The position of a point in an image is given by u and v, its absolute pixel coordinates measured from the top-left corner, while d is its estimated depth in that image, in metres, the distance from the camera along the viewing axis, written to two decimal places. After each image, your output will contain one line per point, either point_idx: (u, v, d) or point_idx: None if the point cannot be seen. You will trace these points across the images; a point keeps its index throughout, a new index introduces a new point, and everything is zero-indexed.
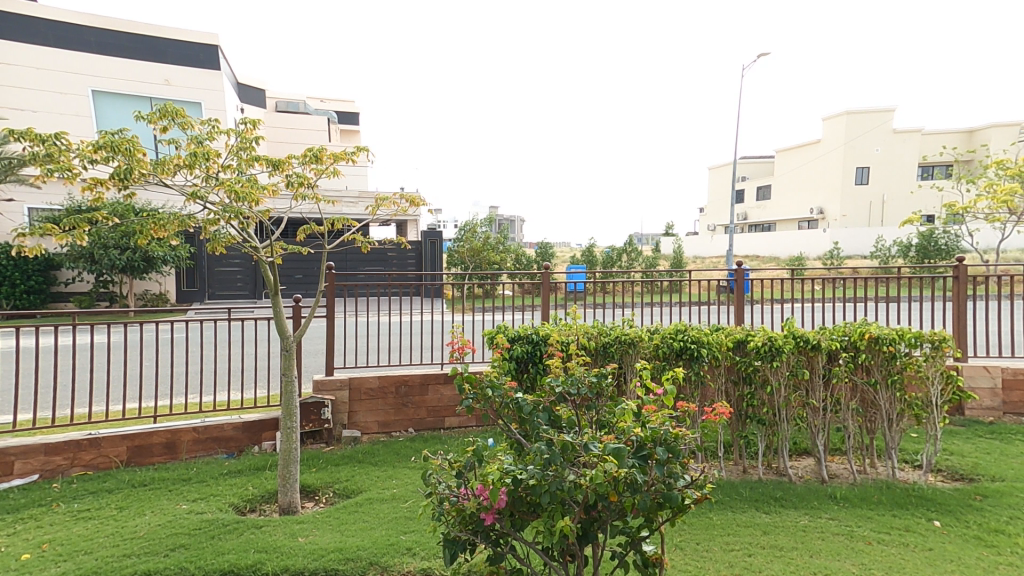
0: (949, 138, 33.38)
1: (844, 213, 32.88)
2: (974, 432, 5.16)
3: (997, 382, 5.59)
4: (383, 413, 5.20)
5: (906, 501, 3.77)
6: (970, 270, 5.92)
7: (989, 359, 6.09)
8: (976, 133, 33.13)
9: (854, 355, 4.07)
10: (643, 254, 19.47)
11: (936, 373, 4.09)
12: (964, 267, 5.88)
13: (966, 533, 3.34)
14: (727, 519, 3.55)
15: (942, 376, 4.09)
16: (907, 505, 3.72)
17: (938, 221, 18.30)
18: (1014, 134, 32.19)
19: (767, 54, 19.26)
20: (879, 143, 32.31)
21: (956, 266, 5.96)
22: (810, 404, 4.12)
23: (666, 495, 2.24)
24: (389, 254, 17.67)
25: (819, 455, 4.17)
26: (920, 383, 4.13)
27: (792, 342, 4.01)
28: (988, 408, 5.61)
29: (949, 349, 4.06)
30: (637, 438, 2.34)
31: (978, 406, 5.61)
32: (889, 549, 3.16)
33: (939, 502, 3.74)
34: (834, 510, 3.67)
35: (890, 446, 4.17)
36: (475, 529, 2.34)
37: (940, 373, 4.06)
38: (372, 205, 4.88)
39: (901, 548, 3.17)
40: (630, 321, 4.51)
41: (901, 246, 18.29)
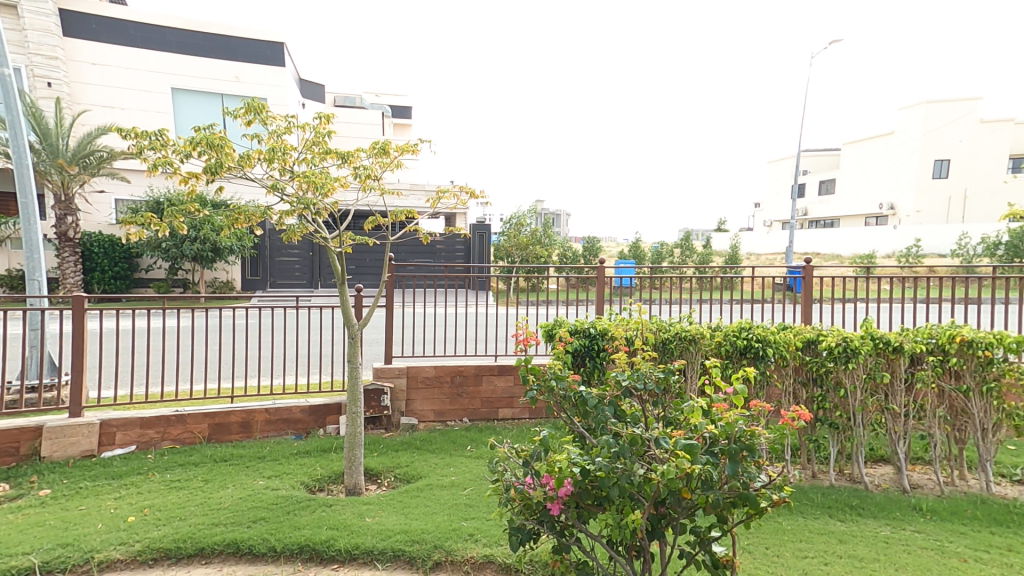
0: None
1: (918, 209, 30.77)
2: None
3: None
4: (439, 402, 5.30)
5: (1006, 519, 3.52)
6: None
7: None
8: None
9: (942, 359, 3.80)
10: (696, 249, 18.98)
11: None
12: None
13: None
14: (799, 525, 3.43)
15: None
16: (1006, 522, 3.48)
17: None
18: None
19: (839, 40, 18.12)
20: (962, 133, 30.15)
21: None
22: (890, 409, 3.90)
23: (742, 495, 2.21)
24: (438, 246, 17.94)
25: (900, 464, 3.95)
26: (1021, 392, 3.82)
27: (870, 343, 3.80)
28: None
29: None
30: (710, 434, 2.32)
31: None
32: (989, 569, 2.96)
33: None
34: (920, 523, 3.48)
35: (983, 458, 3.90)
36: (540, 519, 2.39)
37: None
38: (433, 198, 4.95)
39: (1003, 569, 2.95)
40: (690, 318, 4.41)
41: (987, 243, 17.03)
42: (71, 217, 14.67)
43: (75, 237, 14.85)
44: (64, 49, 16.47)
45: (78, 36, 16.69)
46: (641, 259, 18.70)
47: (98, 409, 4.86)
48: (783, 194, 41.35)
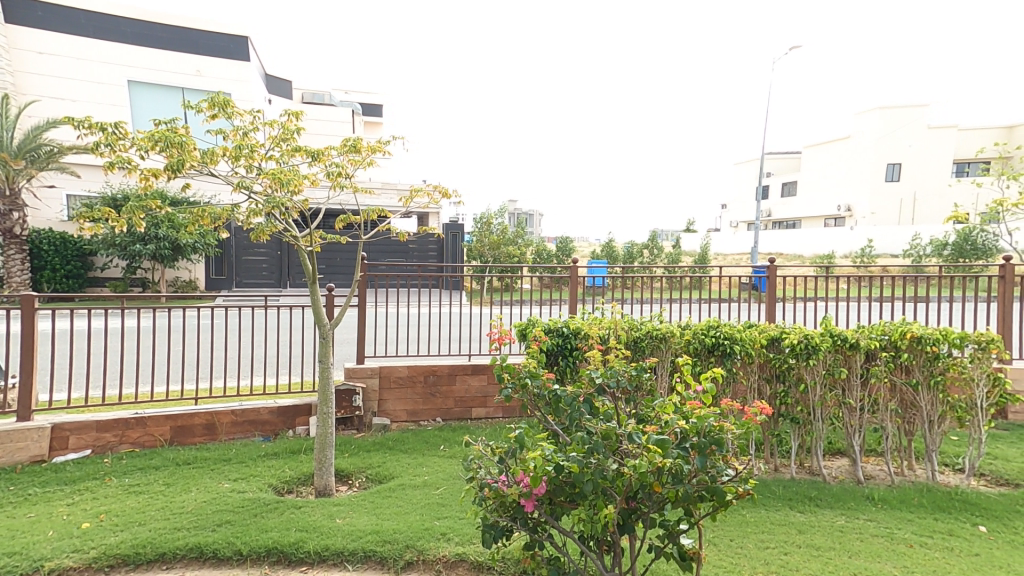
0: (983, 135, 32.68)
1: (872, 211, 32.16)
2: (1018, 437, 5.01)
3: None
4: (412, 402, 5.27)
5: (948, 505, 3.74)
6: (1017, 270, 5.77)
7: None
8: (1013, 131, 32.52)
9: (894, 355, 4.01)
10: (667, 249, 19.36)
11: (981, 375, 3.98)
12: (1011, 266, 5.73)
13: (1013, 540, 3.30)
14: (761, 517, 3.55)
15: (988, 377, 3.99)
16: (949, 509, 3.69)
17: (972, 220, 17.81)
18: None
19: (798, 48, 18.89)
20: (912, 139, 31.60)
21: (1001, 265, 5.82)
22: (846, 404, 4.08)
23: (709, 488, 2.31)
24: (411, 246, 17.82)
25: (854, 456, 4.14)
26: (963, 386, 4.05)
27: (829, 340, 3.97)
28: None
29: (996, 351, 3.95)
30: (680, 430, 2.41)
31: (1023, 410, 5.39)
32: (932, 553, 3.14)
33: (982, 507, 3.70)
34: (872, 512, 3.65)
35: (929, 449, 4.12)
36: (514, 516, 2.43)
37: (986, 375, 3.95)
38: (405, 196, 4.92)
39: (945, 553, 3.14)
40: (660, 316, 4.50)
41: (935, 244, 17.86)
42: (17, 212, 13.93)
43: (21, 233, 14.10)
44: (7, 37, 15.66)
45: (25, 24, 15.92)
46: (612, 258, 18.94)
47: (50, 412, 4.66)
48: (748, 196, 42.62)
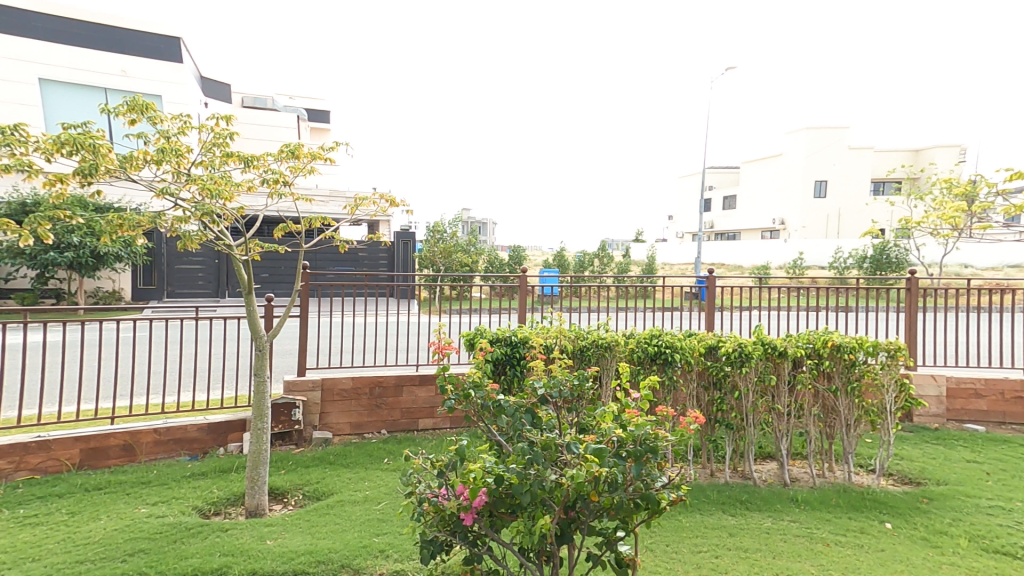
0: (899, 155, 35.51)
1: (803, 225, 34.24)
2: (921, 438, 5.42)
3: (942, 390, 5.83)
4: (357, 415, 5.15)
5: (862, 504, 3.99)
6: (921, 283, 6.26)
7: (941, 368, 6.35)
8: (922, 152, 35.59)
9: (817, 362, 4.25)
10: (615, 259, 19.86)
11: (891, 382, 4.31)
12: (916, 279, 6.23)
13: (914, 535, 3.56)
14: (695, 521, 3.67)
15: (896, 386, 4.32)
16: (862, 508, 3.94)
17: (889, 234, 19.24)
18: (956, 154, 34.65)
19: (734, 67, 19.98)
20: (837, 158, 33.87)
21: (908, 279, 6.31)
22: (776, 409, 4.29)
23: (644, 495, 2.35)
24: (360, 254, 17.53)
25: (782, 459, 4.35)
26: (876, 391, 4.34)
27: (760, 349, 4.17)
28: (935, 415, 5.84)
29: (903, 358, 4.27)
30: (618, 438, 2.45)
31: (925, 413, 5.82)
32: (845, 550, 3.34)
33: (890, 505, 3.97)
34: (795, 513, 3.85)
35: (847, 451, 4.38)
36: (453, 530, 2.39)
37: (895, 381, 4.30)
38: (351, 205, 4.80)
39: (856, 549, 3.35)
40: (606, 325, 4.60)
41: (856, 257, 19.18)
42: None
43: None
44: None
45: None
46: (563, 267, 19.21)
47: None
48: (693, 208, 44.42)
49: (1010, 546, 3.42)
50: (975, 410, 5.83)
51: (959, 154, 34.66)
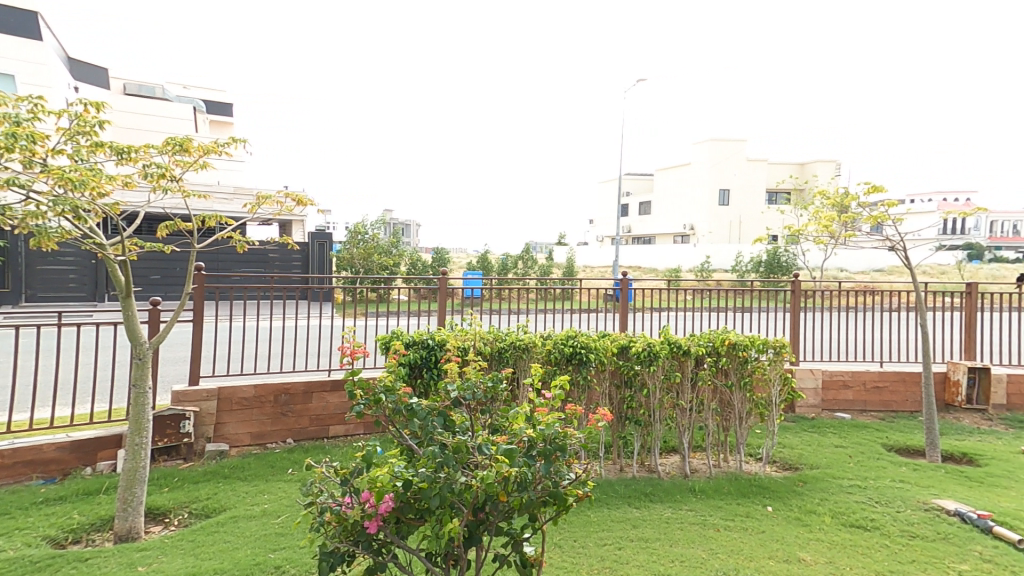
0: (790, 168, 39.20)
1: (710, 230, 36.84)
2: (801, 427, 5.95)
3: (818, 382, 6.44)
4: (258, 424, 4.82)
5: (748, 491, 4.29)
6: (805, 284, 6.87)
7: (820, 363, 7.02)
8: (807, 166, 39.57)
9: (716, 359, 4.54)
10: (538, 262, 20.21)
11: (776, 375, 4.65)
12: (799, 281, 6.83)
13: (790, 515, 3.89)
14: (603, 516, 3.77)
15: (780, 377, 4.66)
16: (749, 494, 4.24)
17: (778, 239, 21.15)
18: (834, 169, 38.89)
19: (644, 79, 21.19)
20: (737, 170, 36.77)
21: (793, 280, 6.92)
22: (679, 405, 4.52)
23: (552, 492, 2.35)
24: (270, 255, 16.63)
25: (685, 452, 4.58)
26: (764, 384, 4.68)
27: (667, 348, 4.39)
28: (812, 405, 6.43)
29: (787, 354, 4.65)
30: (528, 438, 2.44)
31: (805, 403, 6.40)
32: (733, 534, 3.58)
33: (772, 490, 4.30)
34: (693, 502, 4.06)
35: (739, 441, 4.69)
36: (357, 539, 2.26)
37: (779, 375, 4.64)
38: (252, 203, 4.44)
39: (742, 533, 3.60)
40: (524, 327, 4.62)
41: (754, 262, 20.88)
42: None
43: None
44: None
45: None
46: (488, 270, 19.24)
47: None
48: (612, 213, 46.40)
49: (867, 520, 3.84)
50: (844, 400, 6.49)
51: (837, 169, 38.94)
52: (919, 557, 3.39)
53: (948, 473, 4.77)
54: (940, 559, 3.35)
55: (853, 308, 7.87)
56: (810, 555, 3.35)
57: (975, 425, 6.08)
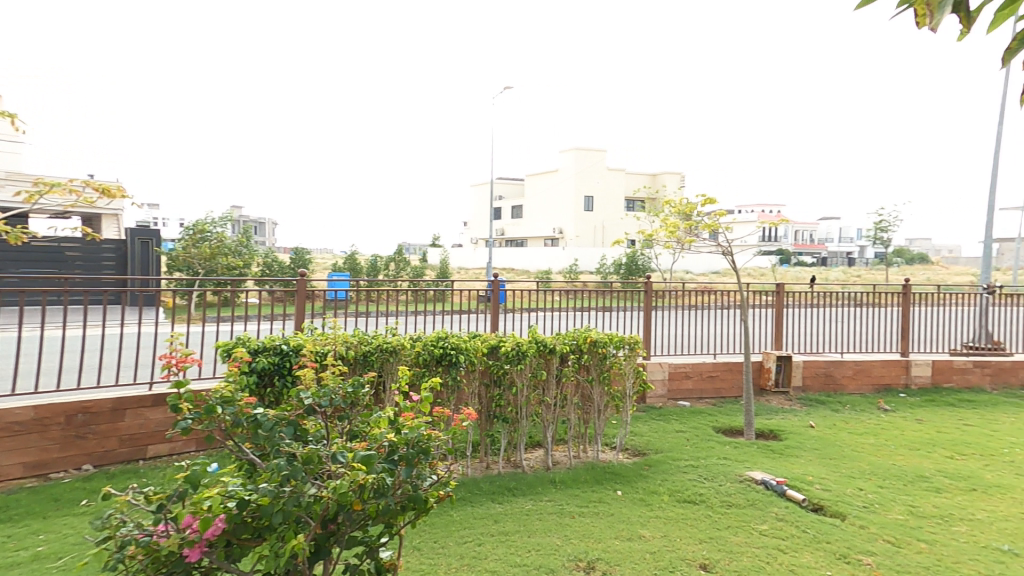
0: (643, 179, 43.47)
1: (577, 234, 39.41)
2: (649, 416, 6.55)
3: (667, 374, 7.15)
4: (48, 451, 4.35)
5: (602, 477, 4.60)
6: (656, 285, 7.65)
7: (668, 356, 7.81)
8: (658, 177, 44.11)
9: (579, 356, 4.79)
10: (411, 263, 19.83)
11: (631, 369, 5.03)
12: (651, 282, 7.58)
13: (635, 497, 4.27)
14: (466, 513, 3.82)
15: (634, 371, 5.04)
16: (602, 480, 4.56)
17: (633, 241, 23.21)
18: (679, 180, 43.87)
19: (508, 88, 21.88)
20: (599, 178, 39.78)
21: (646, 281, 7.67)
22: (545, 401, 4.69)
23: (411, 496, 2.23)
24: (76, 255, 14.18)
25: (548, 446, 4.76)
26: (620, 378, 5.03)
27: (534, 347, 4.54)
28: (660, 395, 7.13)
29: (640, 350, 5.04)
30: (390, 442, 2.28)
31: (654, 394, 7.08)
32: (586, 519, 3.84)
33: (622, 475, 4.66)
34: (552, 493, 4.26)
35: (598, 432, 5.00)
36: (173, 571, 1.95)
37: (633, 369, 5.02)
38: (31, 192, 3.53)
39: (593, 517, 3.87)
40: (393, 330, 4.44)
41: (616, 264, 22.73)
42: None
43: None
44: None
45: None
46: (357, 271, 18.46)
47: None
48: (485, 215, 47.42)
49: (696, 495, 4.34)
50: (685, 389, 7.28)
51: (681, 180, 44.00)
52: (732, 522, 3.93)
53: (758, 448, 5.56)
54: (747, 523, 3.93)
55: (694, 305, 8.87)
56: (648, 531, 3.72)
57: (780, 405, 7.22)
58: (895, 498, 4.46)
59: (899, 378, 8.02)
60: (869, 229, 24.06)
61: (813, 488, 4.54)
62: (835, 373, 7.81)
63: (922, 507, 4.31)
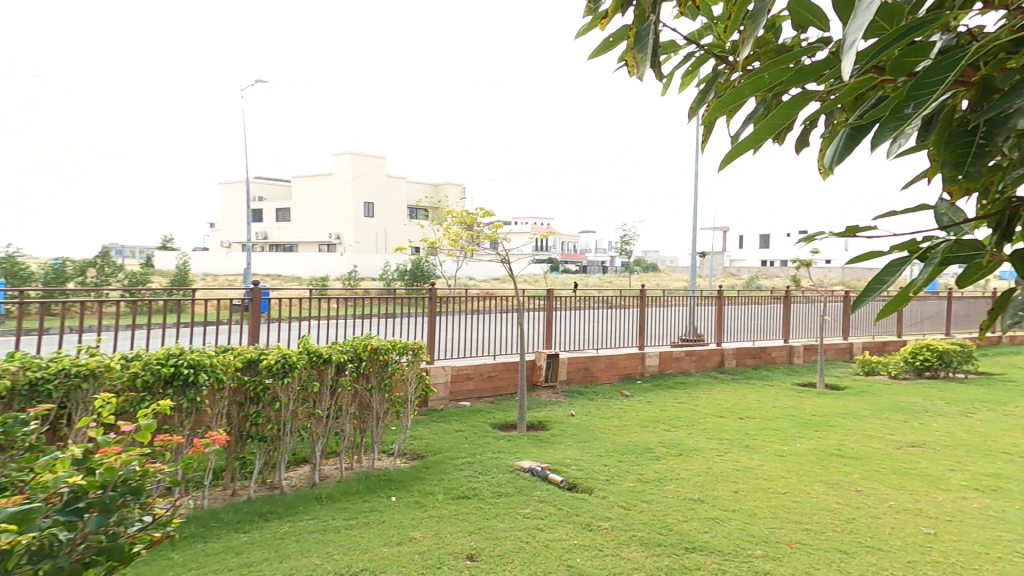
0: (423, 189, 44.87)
1: (356, 240, 38.76)
2: (431, 418, 6.76)
3: (449, 376, 7.55)
4: None
5: (376, 486, 4.68)
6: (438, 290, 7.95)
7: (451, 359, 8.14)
8: (440, 187, 46.00)
9: (357, 365, 4.89)
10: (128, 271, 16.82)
11: (413, 375, 5.32)
12: (434, 288, 7.85)
13: (411, 501, 4.41)
14: (194, 552, 3.55)
15: (417, 376, 5.33)
16: (376, 489, 4.64)
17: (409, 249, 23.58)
18: (459, 193, 46.50)
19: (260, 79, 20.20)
20: (379, 184, 39.60)
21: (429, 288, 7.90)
22: (315, 414, 4.68)
23: (107, 548, 1.90)
24: None
25: (316, 460, 4.75)
26: (402, 384, 5.26)
27: (305, 357, 4.53)
28: (443, 398, 7.48)
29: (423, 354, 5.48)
30: (73, 488, 1.87)
31: (437, 397, 7.40)
32: (352, 531, 3.89)
33: (396, 480, 4.79)
34: (315, 510, 4.22)
35: (375, 440, 5.08)
36: None
37: (415, 374, 5.32)
38: None
39: (362, 528, 3.93)
40: (102, 349, 4.00)
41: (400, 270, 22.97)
42: None
43: None
44: None
45: None
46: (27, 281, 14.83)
47: None
48: (247, 216, 42.62)
49: (470, 490, 4.65)
50: (466, 390, 7.75)
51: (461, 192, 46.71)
52: (501, 511, 4.32)
53: (528, 439, 6.19)
54: (513, 508, 4.35)
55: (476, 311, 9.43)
56: (420, 532, 3.91)
57: (548, 398, 8.21)
58: (628, 469, 5.45)
59: (637, 367, 9.90)
60: (617, 240, 28.99)
61: (569, 469, 5.26)
62: (592, 366, 9.26)
63: (646, 473, 5.36)
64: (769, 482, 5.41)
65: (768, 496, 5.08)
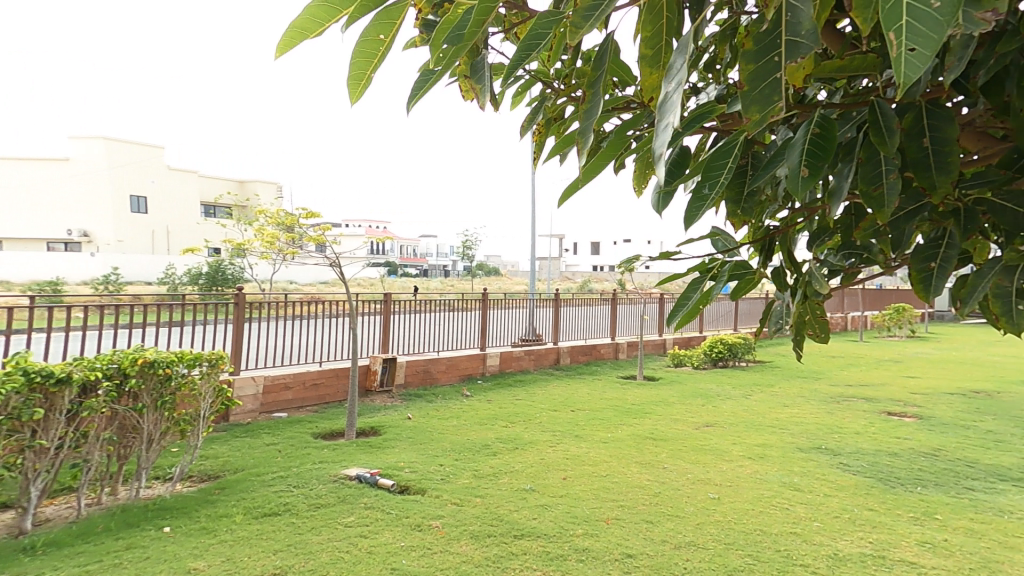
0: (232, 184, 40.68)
1: None
2: (231, 434, 6.52)
3: (259, 388, 7.38)
4: None
5: (138, 519, 4.35)
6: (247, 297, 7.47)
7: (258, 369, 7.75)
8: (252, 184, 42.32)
9: (122, 381, 4.64)
10: None
11: (208, 389, 5.40)
12: (242, 294, 7.37)
13: (192, 529, 4.15)
14: None
15: (212, 390, 5.45)
16: (139, 522, 4.29)
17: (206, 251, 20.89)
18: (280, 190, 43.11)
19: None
20: None
21: (237, 293, 7.36)
22: (38, 446, 4.21)
23: None
24: None
25: (30, 505, 4.27)
26: (191, 400, 5.28)
27: (18, 379, 3.96)
28: (249, 410, 7.27)
29: (223, 366, 5.53)
30: None
31: (241, 410, 7.16)
32: None
33: (177, 508, 4.51)
34: (26, 563, 3.66)
35: (141, 466, 4.94)
36: None
37: (210, 389, 5.41)
38: None
39: (111, 570, 3.59)
40: None
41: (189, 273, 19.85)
42: None
43: None
44: None
45: None
46: None
47: None
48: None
49: (281, 506, 4.54)
50: (281, 400, 7.63)
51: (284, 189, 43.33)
52: (317, 523, 4.27)
53: (357, 445, 6.15)
54: (331, 519, 4.32)
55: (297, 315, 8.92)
56: (204, 562, 3.70)
57: (382, 402, 8.20)
58: (464, 466, 5.65)
59: (478, 367, 10.35)
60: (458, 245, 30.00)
61: (401, 472, 5.33)
62: (432, 369, 9.50)
63: (481, 468, 5.62)
64: (593, 467, 6.02)
65: (591, 479, 5.67)
